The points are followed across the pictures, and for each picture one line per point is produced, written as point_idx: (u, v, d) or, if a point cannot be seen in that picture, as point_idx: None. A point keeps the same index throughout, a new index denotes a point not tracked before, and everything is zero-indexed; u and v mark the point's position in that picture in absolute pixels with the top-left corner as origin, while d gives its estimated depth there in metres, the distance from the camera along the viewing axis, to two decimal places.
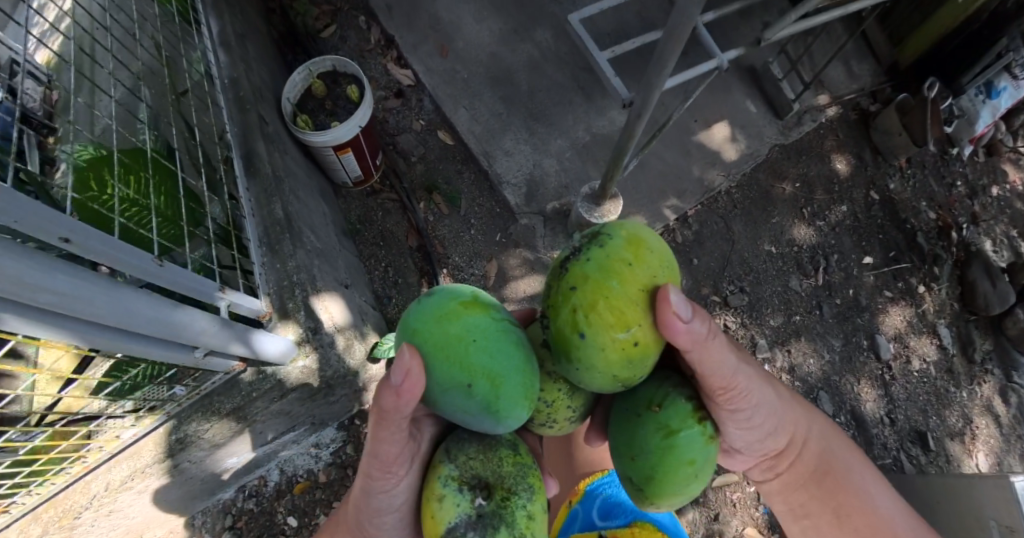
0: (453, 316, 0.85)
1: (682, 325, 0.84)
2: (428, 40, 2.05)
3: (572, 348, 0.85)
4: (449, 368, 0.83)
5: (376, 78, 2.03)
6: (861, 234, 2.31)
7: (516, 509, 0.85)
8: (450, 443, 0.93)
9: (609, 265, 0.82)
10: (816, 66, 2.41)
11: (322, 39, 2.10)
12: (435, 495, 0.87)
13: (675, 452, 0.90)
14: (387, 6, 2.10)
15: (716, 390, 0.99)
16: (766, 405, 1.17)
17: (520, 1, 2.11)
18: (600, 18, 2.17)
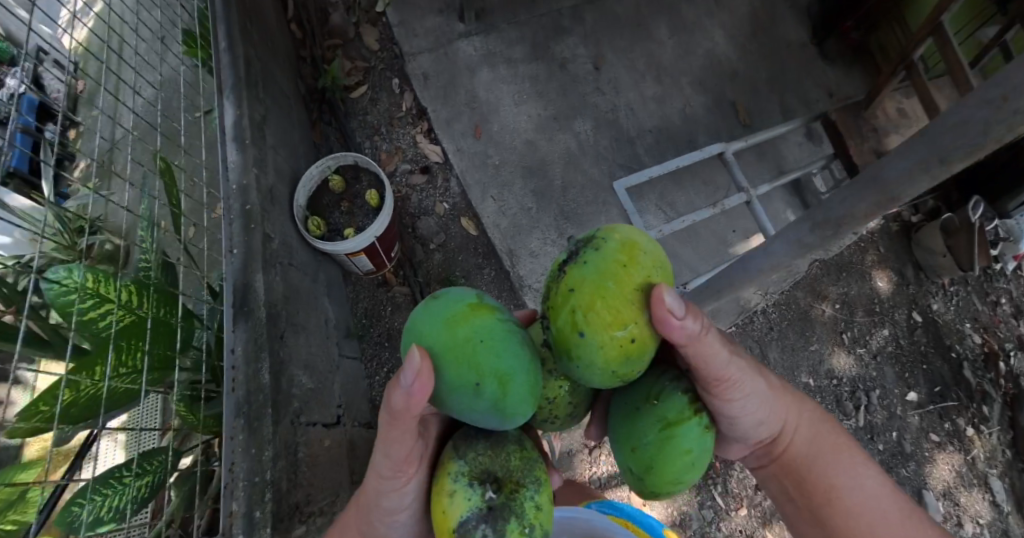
0: (460, 317, 0.83)
1: (677, 323, 0.85)
2: (463, 117, 1.95)
3: (575, 344, 0.84)
4: (457, 368, 0.80)
5: (403, 149, 1.96)
6: (906, 367, 2.15)
7: (527, 504, 0.81)
8: (459, 442, 0.89)
9: (604, 267, 0.83)
10: None
11: (352, 99, 2.06)
12: (446, 490, 0.83)
13: (675, 442, 0.90)
14: (424, 74, 2.02)
15: (710, 381, 0.98)
16: (754, 393, 1.08)
17: (562, 87, 2.06)
18: (642, 110, 2.13)
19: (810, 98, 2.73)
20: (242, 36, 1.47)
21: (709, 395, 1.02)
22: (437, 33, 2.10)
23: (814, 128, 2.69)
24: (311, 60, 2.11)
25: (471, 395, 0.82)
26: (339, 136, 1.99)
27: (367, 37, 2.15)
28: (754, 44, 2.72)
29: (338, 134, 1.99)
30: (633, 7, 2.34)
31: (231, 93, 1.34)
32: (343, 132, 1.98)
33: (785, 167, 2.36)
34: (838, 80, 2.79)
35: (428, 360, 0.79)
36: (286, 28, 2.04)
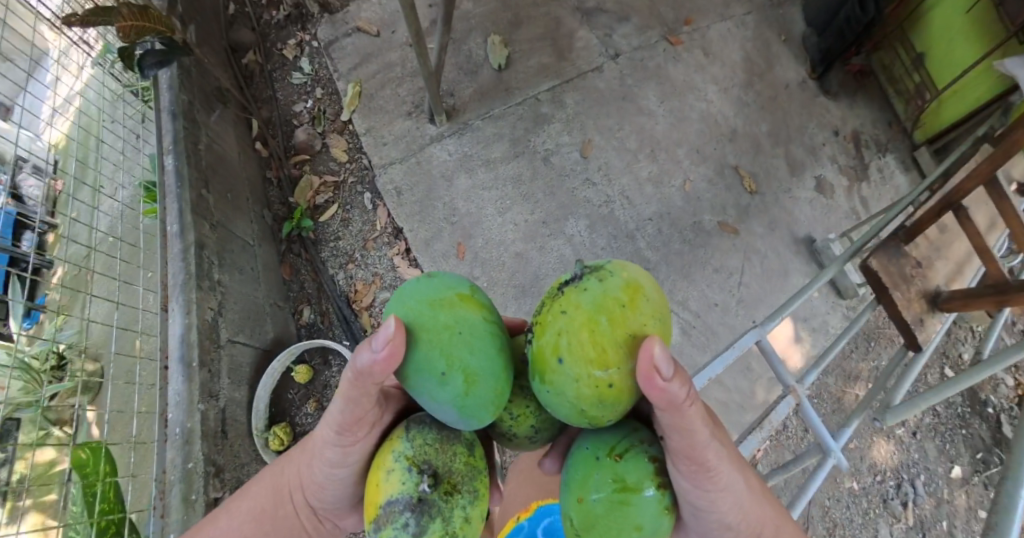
0: (456, 302, 0.71)
1: (660, 384, 0.67)
2: (443, 236, 1.78)
3: (546, 365, 0.69)
4: (426, 352, 0.66)
5: (381, 276, 1.76)
6: (946, 439, 2.05)
7: (457, 512, 0.68)
8: (411, 423, 0.78)
9: (601, 301, 0.69)
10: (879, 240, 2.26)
11: (321, 223, 1.86)
12: (384, 467, 0.72)
13: (626, 512, 0.75)
14: (397, 190, 1.85)
15: (683, 461, 0.82)
16: (726, 485, 0.91)
17: (550, 185, 1.89)
18: (640, 196, 1.96)
19: (816, 143, 2.52)
20: (194, 212, 1.36)
21: (683, 477, 0.83)
22: (408, 138, 1.95)
23: (826, 177, 2.47)
24: (278, 182, 1.96)
25: (434, 384, 0.68)
26: (310, 270, 1.80)
27: (334, 147, 2.00)
28: (750, 92, 2.53)
29: (310, 266, 1.80)
30: (616, 79, 2.17)
31: (179, 294, 1.23)
32: (316, 264, 1.80)
33: (799, 233, 2.23)
34: (842, 114, 2.59)
35: (403, 333, 0.66)
36: (251, 153, 1.95)
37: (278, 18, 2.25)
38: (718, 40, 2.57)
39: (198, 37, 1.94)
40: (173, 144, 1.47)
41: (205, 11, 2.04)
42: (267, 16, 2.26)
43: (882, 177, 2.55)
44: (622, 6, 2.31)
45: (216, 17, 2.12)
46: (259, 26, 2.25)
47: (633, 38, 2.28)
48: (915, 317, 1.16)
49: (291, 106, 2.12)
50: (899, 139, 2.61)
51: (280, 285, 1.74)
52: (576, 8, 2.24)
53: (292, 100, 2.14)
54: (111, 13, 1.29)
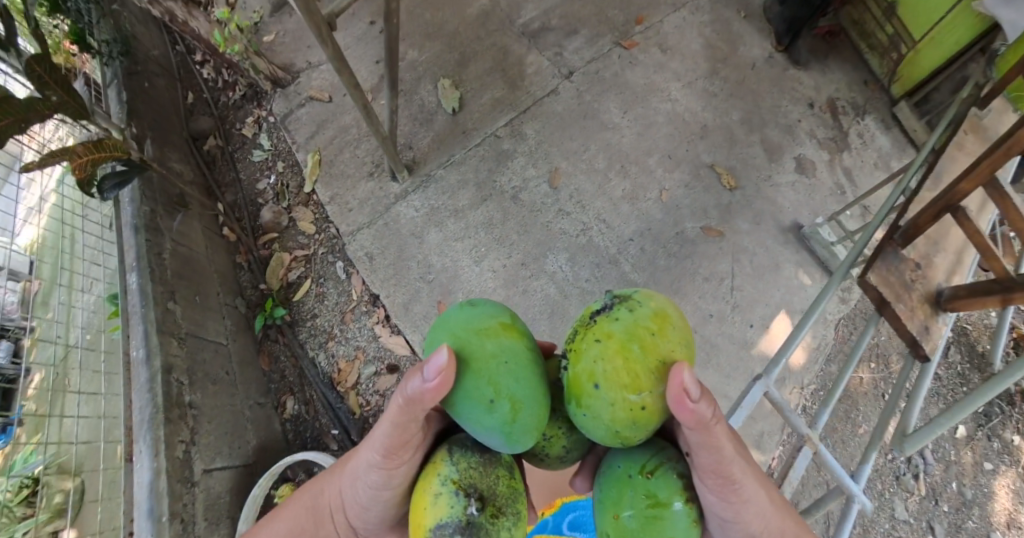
0: (499, 332, 0.76)
1: (690, 406, 0.71)
2: (422, 296, 1.75)
3: (583, 393, 0.74)
4: (474, 379, 0.73)
5: (363, 349, 1.73)
6: (949, 401, 1.99)
7: (501, 529, 0.76)
8: (454, 444, 0.84)
9: (632, 328, 0.73)
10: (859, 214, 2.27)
11: (294, 302, 1.84)
12: (430, 492, 0.78)
13: (657, 528, 0.77)
14: (368, 255, 1.82)
15: (713, 476, 0.85)
16: (754, 500, 0.93)
17: (524, 223, 1.85)
18: (616, 217, 1.91)
19: (792, 120, 2.45)
20: (161, 330, 1.35)
21: (711, 491, 0.87)
22: (373, 201, 1.92)
23: (806, 156, 2.40)
24: (249, 266, 1.94)
25: (481, 409, 0.74)
26: (289, 356, 1.77)
27: (301, 221, 1.97)
28: (715, 80, 2.46)
29: (288, 352, 1.78)
30: (573, 98, 2.13)
31: (147, 433, 1.21)
32: (294, 348, 1.77)
33: (786, 221, 2.25)
34: (816, 83, 2.52)
35: (454, 362, 0.73)
36: (218, 241, 1.93)
37: (235, 98, 2.29)
38: (674, 33, 2.49)
39: (156, 142, 1.96)
40: (136, 261, 1.44)
41: (162, 107, 2.12)
42: (225, 98, 2.31)
43: (864, 141, 2.45)
44: (568, 20, 2.31)
45: (174, 107, 2.21)
46: (217, 109, 2.30)
47: (585, 50, 2.26)
48: (921, 327, 1.10)
49: (254, 184, 2.10)
50: (878, 101, 2.52)
51: (260, 377, 1.71)
52: (522, 34, 2.26)
53: (254, 179, 2.12)
54: (66, 148, 1.30)
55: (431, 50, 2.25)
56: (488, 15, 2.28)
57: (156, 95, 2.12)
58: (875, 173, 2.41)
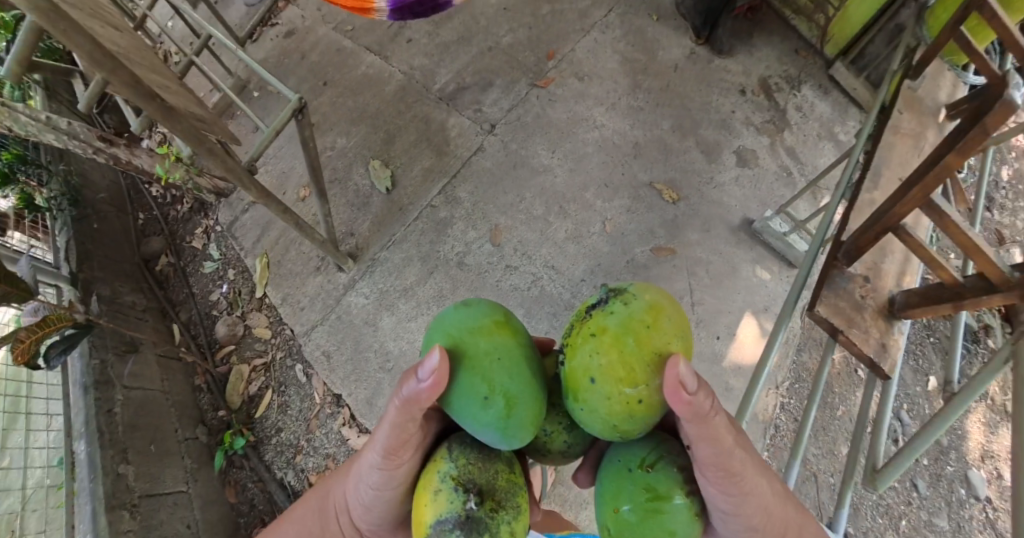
0: (492, 332, 0.81)
1: (686, 397, 0.73)
2: (384, 387, 1.75)
3: (580, 388, 0.78)
4: (470, 377, 0.78)
5: (333, 455, 1.73)
6: (917, 358, 2.07)
7: (502, 523, 0.78)
8: (454, 442, 0.86)
9: (627, 323, 0.78)
10: (792, 196, 2.38)
11: (257, 420, 1.86)
12: (430, 488, 0.81)
13: (656, 521, 0.78)
14: (324, 353, 1.83)
15: (715, 468, 0.81)
16: (759, 499, 0.89)
17: (475, 288, 1.91)
18: (563, 261, 1.96)
19: (725, 113, 2.51)
20: (110, 504, 1.38)
21: (712, 488, 0.83)
22: (324, 295, 1.92)
23: (746, 146, 2.45)
24: (208, 386, 1.93)
25: (476, 405, 0.78)
26: (255, 482, 1.78)
27: (258, 326, 1.98)
28: (639, 95, 2.49)
29: (255, 478, 1.79)
30: (500, 151, 2.19)
31: None
32: (260, 472, 1.78)
33: (735, 220, 2.27)
34: (744, 66, 2.61)
35: (449, 361, 0.78)
36: (173, 364, 1.91)
37: (183, 211, 2.30)
38: (586, 57, 2.54)
39: (109, 281, 1.95)
40: (84, 427, 1.48)
41: (113, 240, 2.12)
42: (174, 212, 2.31)
43: (803, 114, 2.52)
44: (479, 76, 2.48)
45: (126, 233, 2.22)
46: (167, 224, 2.30)
47: (504, 100, 2.37)
48: (878, 346, 1.09)
49: (208, 296, 2.09)
50: (806, 75, 2.60)
51: (228, 515, 1.71)
52: (440, 98, 2.47)
53: (207, 291, 2.11)
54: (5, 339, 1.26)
55: (357, 135, 2.49)
56: (406, 89, 2.57)
57: (105, 228, 2.12)
58: (819, 144, 2.48)
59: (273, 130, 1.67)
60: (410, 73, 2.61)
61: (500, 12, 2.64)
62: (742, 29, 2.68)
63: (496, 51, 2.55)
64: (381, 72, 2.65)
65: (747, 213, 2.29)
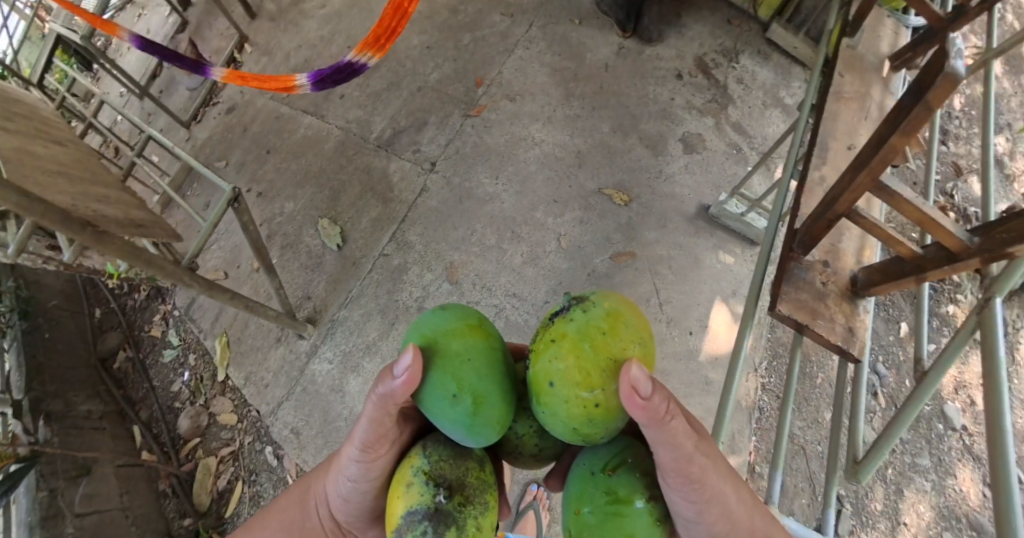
0: (467, 333, 0.77)
1: (640, 401, 0.68)
2: None
3: (540, 391, 0.73)
4: (441, 376, 0.74)
5: None
6: None
7: (469, 520, 0.75)
8: (431, 439, 0.84)
9: (586, 328, 0.73)
10: (743, 173, 2.41)
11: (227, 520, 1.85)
12: (404, 481, 0.80)
13: (617, 524, 0.76)
14: (293, 431, 1.82)
15: (675, 472, 0.78)
16: (724, 497, 0.86)
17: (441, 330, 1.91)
18: (524, 287, 1.98)
19: (664, 102, 2.54)
20: None
21: (674, 494, 0.80)
22: (286, 368, 1.91)
23: (690, 131, 2.48)
24: (173, 490, 1.92)
25: (447, 406, 0.75)
26: None
27: (222, 413, 1.96)
28: (573, 103, 2.50)
29: None
30: (445, 188, 2.20)
31: None
32: None
33: (691, 209, 2.27)
34: (682, 40, 2.67)
35: (420, 360, 0.74)
36: (132, 472, 1.90)
37: (140, 299, 2.25)
38: (514, 77, 2.58)
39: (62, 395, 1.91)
40: None
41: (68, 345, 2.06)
42: (131, 300, 2.27)
43: (744, 86, 2.59)
44: (415, 117, 2.55)
45: (81, 333, 2.18)
46: (126, 314, 2.26)
47: (440, 136, 2.42)
48: (845, 330, 1.06)
49: (169, 387, 2.07)
50: (742, 44, 2.67)
51: None
52: (378, 146, 2.51)
53: (169, 381, 2.09)
54: None
55: (304, 197, 2.47)
56: (344, 144, 2.58)
57: (59, 333, 2.06)
58: (766, 112, 2.55)
59: (212, 226, 1.55)
60: (347, 127, 2.62)
61: (425, 50, 2.76)
62: (669, 11, 2.72)
63: (427, 89, 2.64)
64: (318, 132, 2.66)
65: (700, 199, 2.31)
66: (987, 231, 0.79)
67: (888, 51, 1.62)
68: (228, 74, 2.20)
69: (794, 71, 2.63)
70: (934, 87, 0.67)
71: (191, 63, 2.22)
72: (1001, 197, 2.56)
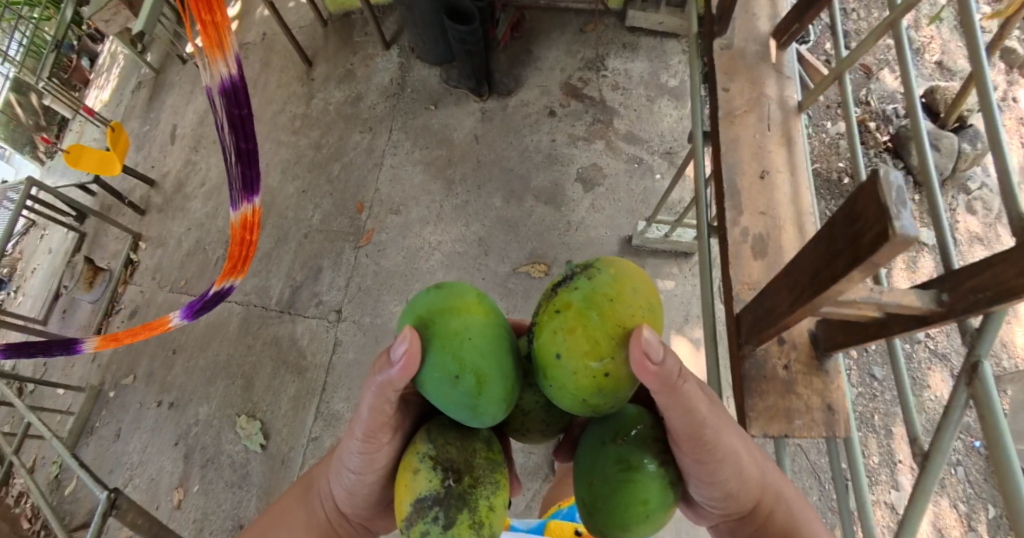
0: (466, 310, 0.69)
1: (654, 365, 0.63)
2: None
3: (543, 358, 0.67)
4: (439, 354, 0.68)
5: None
6: None
7: (480, 501, 0.67)
8: (432, 423, 0.76)
9: (592, 295, 0.66)
10: (652, 188, 2.33)
11: None
12: (408, 469, 0.71)
13: (627, 494, 0.71)
14: None
15: (686, 438, 0.75)
16: (734, 459, 0.84)
17: None
18: None
19: (547, 145, 2.46)
20: None
21: (692, 460, 0.78)
22: None
23: (584, 166, 2.39)
24: None
25: (447, 385, 0.68)
26: None
27: None
28: (456, 190, 2.40)
29: None
30: (364, 346, 2.13)
31: None
32: None
33: (614, 246, 2.19)
34: (550, 72, 2.63)
35: (419, 337, 0.68)
36: None
37: None
38: (390, 186, 2.50)
39: None
40: None
41: None
42: None
43: (622, 90, 2.54)
44: (311, 263, 2.40)
45: None
46: None
47: (337, 284, 2.28)
48: (825, 413, 0.94)
49: None
50: (607, 44, 2.65)
51: None
52: (281, 310, 2.33)
53: None
54: None
55: (216, 396, 2.25)
56: (248, 320, 2.37)
57: None
58: (655, 104, 2.50)
59: None
60: (247, 301, 2.41)
61: (301, 195, 2.64)
62: (519, 51, 2.70)
63: (314, 232, 2.50)
64: (219, 315, 2.42)
65: (615, 232, 2.22)
66: (954, 286, 0.61)
67: (769, 29, 1.25)
68: (101, 341, 1.80)
69: (669, 45, 2.62)
70: (878, 249, 0.46)
71: (60, 347, 1.81)
72: (921, 74, 2.56)
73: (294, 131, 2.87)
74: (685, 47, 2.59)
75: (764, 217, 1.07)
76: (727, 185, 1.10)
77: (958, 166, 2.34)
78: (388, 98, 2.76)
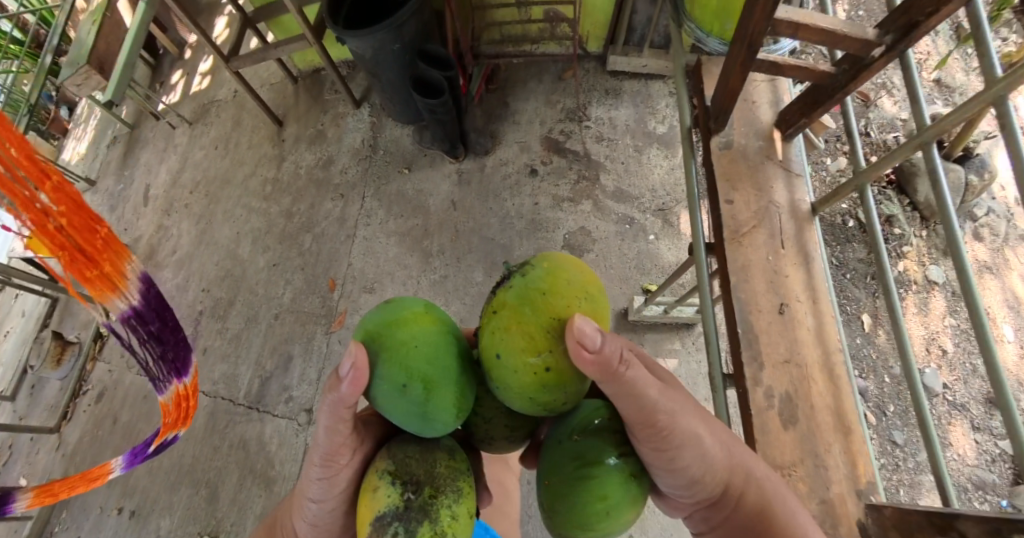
0: (410, 319, 0.57)
1: (594, 348, 0.51)
2: None
3: (487, 360, 0.56)
4: (386, 367, 0.55)
5: None
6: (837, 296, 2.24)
7: (442, 511, 0.52)
8: (395, 441, 0.62)
9: (523, 292, 0.55)
10: (644, 252, 2.19)
11: None
12: (367, 491, 0.58)
13: (586, 490, 0.58)
14: None
15: (638, 425, 0.60)
16: (704, 446, 0.67)
17: None
18: None
19: (529, 209, 2.32)
20: None
21: (647, 449, 0.62)
22: None
23: (569, 233, 2.25)
24: None
25: (400, 398, 0.55)
26: None
27: None
28: (433, 264, 2.26)
29: None
30: None
31: None
32: None
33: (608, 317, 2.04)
34: (534, 125, 2.50)
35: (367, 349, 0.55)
36: None
37: None
38: (364, 261, 2.34)
39: None
40: None
41: None
42: None
43: (606, 141, 2.41)
44: (280, 351, 2.23)
45: None
46: None
47: (308, 383, 2.13)
48: None
49: None
50: (587, 91, 2.52)
51: None
52: (250, 406, 2.15)
53: None
54: None
55: (180, 505, 2.06)
56: (215, 416, 2.17)
57: None
58: (642, 155, 2.37)
59: None
60: (216, 393, 2.22)
61: (272, 269, 2.47)
62: (496, 104, 2.58)
63: (285, 313, 2.33)
64: None
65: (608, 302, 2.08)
66: None
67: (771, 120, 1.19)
68: None
69: (654, 88, 2.50)
70: None
71: None
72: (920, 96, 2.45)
73: (265, 198, 2.71)
74: (671, 89, 2.47)
75: (787, 366, 1.01)
76: (742, 327, 1.04)
77: (966, 198, 2.22)
78: (361, 161, 2.62)
